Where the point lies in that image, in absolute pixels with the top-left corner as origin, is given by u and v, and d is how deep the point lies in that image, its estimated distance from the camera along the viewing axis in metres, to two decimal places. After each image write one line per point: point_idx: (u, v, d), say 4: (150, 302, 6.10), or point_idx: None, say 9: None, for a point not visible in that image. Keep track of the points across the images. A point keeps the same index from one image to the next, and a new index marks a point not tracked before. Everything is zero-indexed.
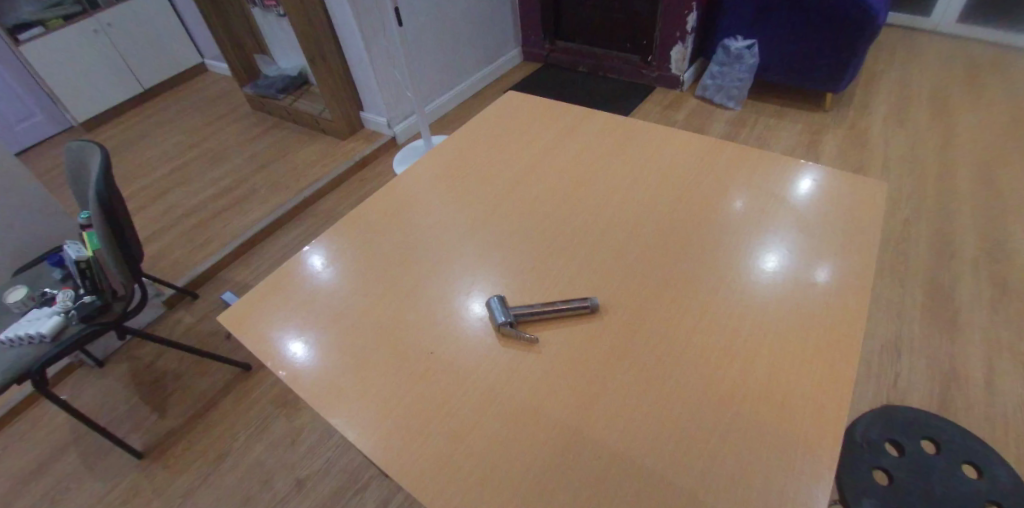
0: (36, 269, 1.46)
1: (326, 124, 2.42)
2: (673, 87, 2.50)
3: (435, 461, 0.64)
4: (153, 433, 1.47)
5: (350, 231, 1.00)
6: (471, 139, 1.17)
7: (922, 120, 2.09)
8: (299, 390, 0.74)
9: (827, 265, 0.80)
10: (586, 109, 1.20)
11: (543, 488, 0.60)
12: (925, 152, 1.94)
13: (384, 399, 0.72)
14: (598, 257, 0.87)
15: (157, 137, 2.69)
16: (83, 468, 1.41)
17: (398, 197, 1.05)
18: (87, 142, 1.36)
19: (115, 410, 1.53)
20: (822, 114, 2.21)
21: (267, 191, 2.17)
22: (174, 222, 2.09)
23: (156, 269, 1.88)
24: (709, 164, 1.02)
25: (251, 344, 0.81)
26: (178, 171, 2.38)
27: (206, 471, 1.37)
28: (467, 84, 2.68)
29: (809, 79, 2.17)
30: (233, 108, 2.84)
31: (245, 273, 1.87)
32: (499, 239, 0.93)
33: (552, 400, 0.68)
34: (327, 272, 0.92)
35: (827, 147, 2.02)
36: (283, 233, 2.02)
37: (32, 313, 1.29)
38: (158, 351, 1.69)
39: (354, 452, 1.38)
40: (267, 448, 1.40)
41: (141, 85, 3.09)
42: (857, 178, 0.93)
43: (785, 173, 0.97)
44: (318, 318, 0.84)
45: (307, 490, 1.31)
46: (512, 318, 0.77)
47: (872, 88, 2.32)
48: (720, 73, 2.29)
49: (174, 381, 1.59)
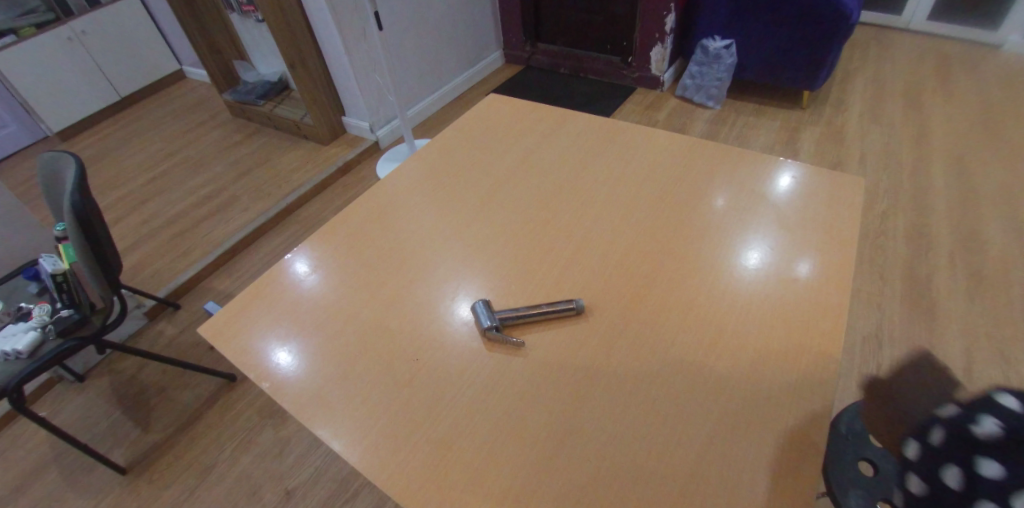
0: (11, 283, 1.42)
1: (308, 129, 2.40)
2: (654, 87, 2.53)
3: (423, 471, 0.63)
4: (137, 447, 1.44)
5: (333, 236, 0.99)
6: (454, 141, 1.17)
7: (896, 116, 2.14)
8: (283, 400, 0.73)
9: (807, 261, 0.81)
10: (566, 110, 1.21)
11: (532, 493, 0.60)
12: (900, 146, 1.98)
13: (370, 407, 0.71)
14: (582, 257, 0.87)
15: (135, 145, 2.64)
16: (64, 486, 1.38)
17: (382, 201, 1.04)
18: (60, 153, 1.33)
19: (97, 425, 1.50)
20: (799, 111, 2.26)
21: (250, 198, 2.15)
22: (154, 232, 2.05)
23: (136, 281, 1.85)
24: (691, 162, 1.03)
25: (233, 354, 0.80)
26: (157, 179, 2.34)
27: (192, 484, 1.35)
28: (449, 86, 2.68)
29: (785, 79, 2.21)
30: (212, 115, 2.81)
31: (228, 282, 1.85)
32: (485, 242, 0.93)
33: (539, 405, 0.68)
34: (312, 278, 0.91)
35: (806, 144, 2.06)
36: (266, 241, 2.00)
37: (7, 329, 1.27)
38: (140, 364, 1.65)
39: (343, 461, 1.37)
40: (253, 460, 1.38)
41: (118, 93, 3.04)
42: (832, 175, 0.95)
43: (763, 171, 0.99)
44: (303, 327, 0.83)
45: (296, 500, 1.29)
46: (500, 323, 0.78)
47: (847, 85, 2.37)
48: (699, 73, 2.32)
49: (158, 393, 1.56)
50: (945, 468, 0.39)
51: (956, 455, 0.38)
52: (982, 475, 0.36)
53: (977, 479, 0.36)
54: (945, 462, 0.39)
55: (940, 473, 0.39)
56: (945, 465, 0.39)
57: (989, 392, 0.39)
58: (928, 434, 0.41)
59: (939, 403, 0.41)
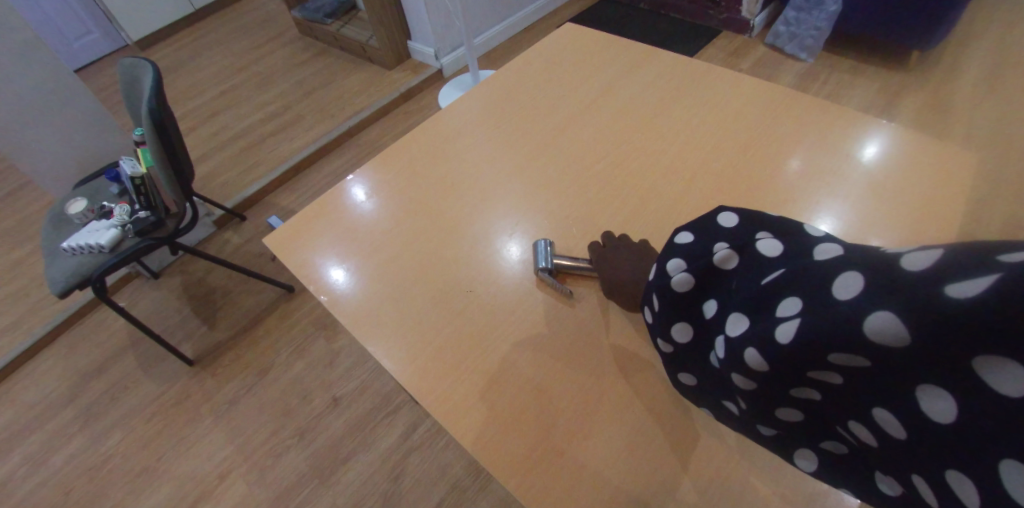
0: (95, 183, 1.53)
1: (372, 53, 2.38)
2: (739, 32, 2.33)
3: (467, 396, 0.66)
4: (203, 343, 1.57)
5: (392, 162, 0.98)
6: (521, 73, 1.12)
7: (1018, 87, 1.89)
8: (338, 315, 0.77)
9: (883, 238, 0.75)
10: (647, 46, 1.12)
11: (574, 429, 0.62)
12: (1015, 122, 1.77)
13: (420, 332, 0.73)
14: (647, 207, 0.84)
15: (207, 58, 2.71)
16: (142, 369, 1.54)
17: (444, 131, 1.02)
18: (139, 59, 1.37)
19: (169, 319, 1.64)
20: (901, 73, 2.03)
21: (312, 119, 2.18)
22: (223, 145, 2.13)
23: (207, 190, 1.95)
24: (776, 117, 0.95)
25: (294, 267, 0.83)
26: (227, 94, 2.41)
27: (251, 382, 1.47)
28: (517, 17, 2.57)
29: (892, 34, 1.97)
30: (280, 33, 2.82)
31: (291, 199, 1.92)
32: (545, 183, 0.90)
33: (590, 347, 0.69)
34: (368, 203, 0.92)
35: (902, 112, 1.88)
36: (327, 162, 2.04)
37: (93, 224, 1.38)
38: (207, 267, 1.77)
39: (388, 377, 1.45)
40: (306, 367, 1.48)
41: (191, 5, 3.08)
42: (938, 144, 0.84)
43: (854, 134, 0.89)
44: (358, 249, 0.85)
45: (343, 407, 1.39)
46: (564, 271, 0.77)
47: (964, 48, 2.10)
48: (795, 20, 2.12)
49: (222, 296, 1.68)
50: (673, 326, 0.48)
51: (683, 309, 0.47)
52: (704, 317, 0.45)
53: (703, 319, 0.45)
54: (674, 320, 0.47)
55: (679, 328, 0.47)
56: (675, 321, 0.47)
57: (668, 250, 0.53)
58: (654, 306, 0.51)
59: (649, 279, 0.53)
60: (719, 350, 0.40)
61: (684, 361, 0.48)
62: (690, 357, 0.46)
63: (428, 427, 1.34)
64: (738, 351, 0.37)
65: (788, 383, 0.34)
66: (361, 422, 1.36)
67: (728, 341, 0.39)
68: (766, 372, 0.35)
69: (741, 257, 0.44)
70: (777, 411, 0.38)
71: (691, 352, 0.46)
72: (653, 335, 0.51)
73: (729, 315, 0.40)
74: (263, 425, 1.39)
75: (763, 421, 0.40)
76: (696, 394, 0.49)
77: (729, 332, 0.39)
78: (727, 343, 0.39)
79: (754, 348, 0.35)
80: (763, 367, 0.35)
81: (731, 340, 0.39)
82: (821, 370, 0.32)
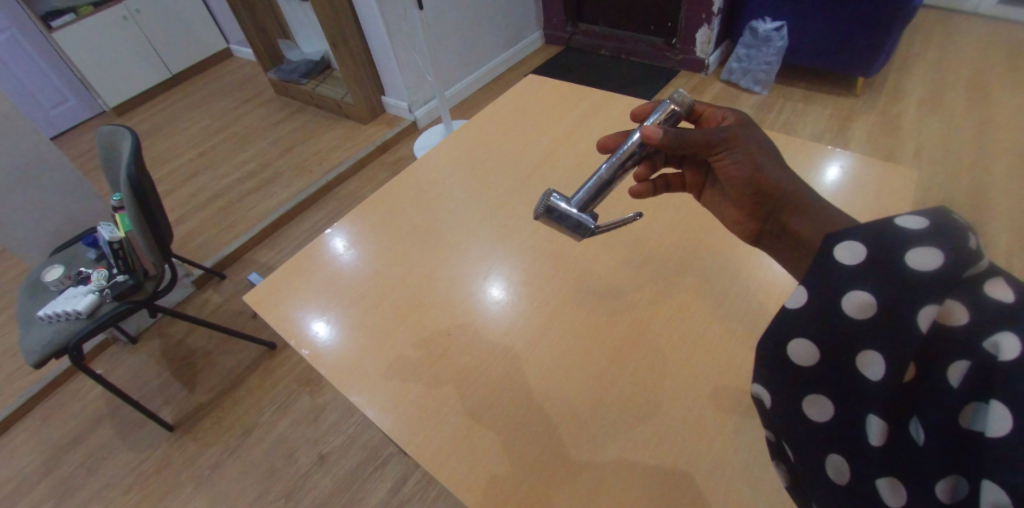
0: (72, 249, 1.53)
1: (348, 109, 2.44)
2: (697, 70, 2.46)
3: (450, 440, 0.66)
4: (183, 407, 1.53)
5: (371, 212, 1.00)
6: (489, 122, 1.15)
7: (960, 105, 2.00)
8: (320, 367, 0.76)
9: None
10: (605, 93, 1.18)
11: (555, 466, 0.62)
12: (961, 139, 1.86)
13: (402, 378, 0.73)
14: (615, 247, 0.86)
15: (185, 121, 2.76)
16: (118, 439, 1.49)
17: (418, 181, 1.05)
18: (118, 127, 1.39)
19: (148, 385, 1.60)
20: (852, 98, 2.15)
21: (291, 175, 2.22)
22: (201, 205, 2.15)
23: (185, 251, 1.95)
24: None
25: (275, 323, 0.82)
26: (204, 154, 2.44)
27: (233, 444, 1.43)
28: (488, 68, 2.69)
29: (841, 65, 2.09)
30: (258, 93, 2.90)
31: (270, 254, 1.93)
32: (516, 224, 0.93)
33: (567, 384, 0.70)
34: (349, 253, 0.93)
35: (857, 134, 1.97)
36: (305, 216, 2.06)
37: (70, 291, 1.36)
38: (187, 328, 1.75)
39: (375, 430, 1.42)
40: (291, 424, 1.45)
41: (169, 71, 3.17)
42: (886, 165, 0.88)
43: (811, 159, 0.93)
44: (340, 300, 0.85)
45: (329, 465, 1.35)
46: (670, 128, 0.57)
47: (906, 71, 2.23)
48: (747, 56, 2.24)
49: (203, 356, 1.65)
50: (927, 309, 0.34)
51: (933, 283, 0.34)
52: (944, 329, 0.33)
53: (945, 327, 0.33)
54: (924, 303, 0.34)
55: (920, 300, 0.34)
56: (918, 303, 0.34)
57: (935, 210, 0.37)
58: (921, 253, 0.35)
59: (899, 218, 0.38)
60: (953, 375, 0.31)
61: (858, 336, 0.37)
62: (869, 338, 0.37)
63: (417, 480, 1.30)
64: (988, 393, 0.29)
65: (961, 470, 0.30)
66: (348, 480, 1.32)
67: (983, 367, 0.30)
68: (991, 440, 0.28)
69: (1018, 289, 0.32)
70: (902, 477, 0.33)
71: (886, 338, 0.36)
72: (853, 283, 0.38)
73: (994, 335, 0.30)
74: (247, 489, 1.33)
75: (872, 471, 0.35)
76: (813, 375, 0.40)
77: (999, 357, 0.29)
78: (972, 375, 0.30)
79: (1016, 406, 0.28)
80: (997, 435, 0.28)
81: (988, 370, 0.30)
82: (1000, 485, 0.27)
